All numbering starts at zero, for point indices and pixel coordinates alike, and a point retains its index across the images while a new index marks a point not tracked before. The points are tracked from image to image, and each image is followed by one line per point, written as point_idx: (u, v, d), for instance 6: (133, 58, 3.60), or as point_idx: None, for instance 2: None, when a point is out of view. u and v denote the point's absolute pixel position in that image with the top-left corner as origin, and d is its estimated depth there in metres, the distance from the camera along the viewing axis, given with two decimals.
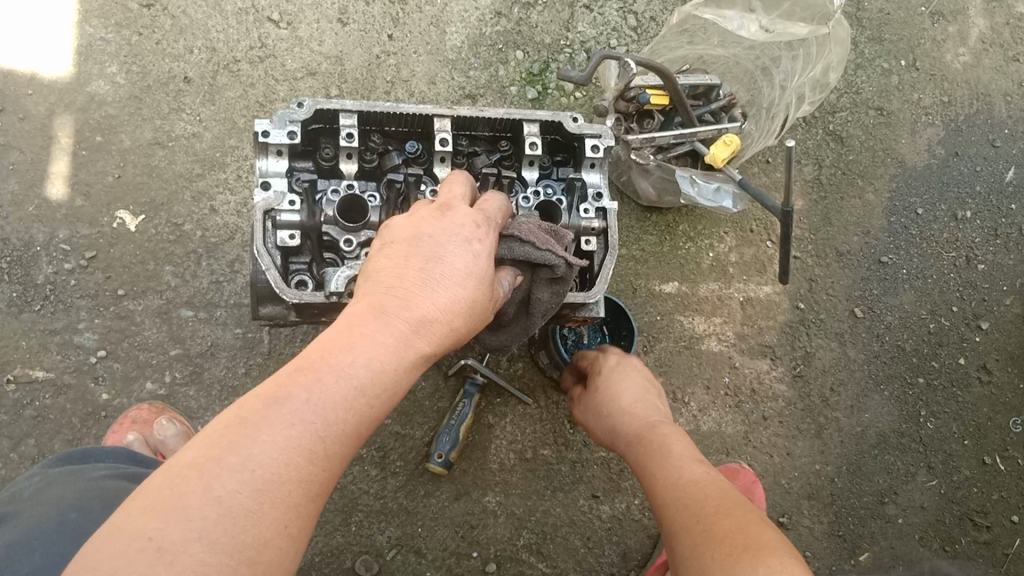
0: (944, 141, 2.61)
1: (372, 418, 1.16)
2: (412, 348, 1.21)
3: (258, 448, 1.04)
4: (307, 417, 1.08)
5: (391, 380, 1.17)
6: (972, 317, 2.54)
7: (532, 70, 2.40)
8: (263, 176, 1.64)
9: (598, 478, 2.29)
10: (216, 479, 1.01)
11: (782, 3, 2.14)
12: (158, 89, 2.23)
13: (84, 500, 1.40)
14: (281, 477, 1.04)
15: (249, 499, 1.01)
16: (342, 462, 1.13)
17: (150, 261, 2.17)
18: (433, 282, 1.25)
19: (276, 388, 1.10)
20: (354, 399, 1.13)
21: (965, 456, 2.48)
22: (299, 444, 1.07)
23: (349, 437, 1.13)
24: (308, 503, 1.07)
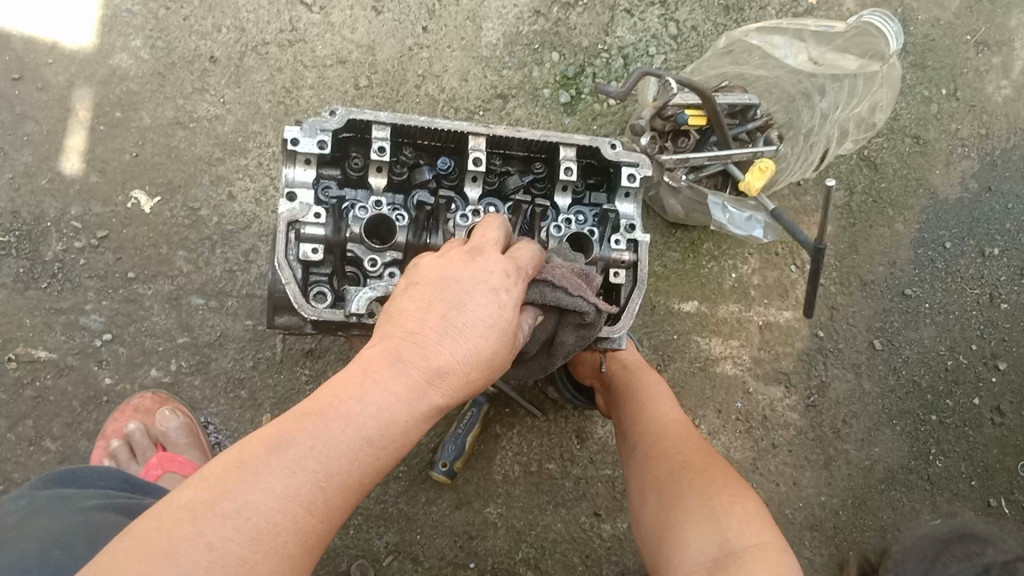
0: (979, 175, 2.55)
1: (379, 471, 1.10)
2: (426, 398, 1.14)
3: (256, 493, 0.98)
4: (311, 465, 1.02)
5: (401, 431, 1.11)
6: (990, 357, 2.50)
7: (568, 73, 2.33)
8: (289, 185, 1.60)
9: (601, 496, 2.27)
10: (209, 523, 0.95)
11: (836, 38, 2.07)
12: (183, 67, 2.16)
13: (70, 534, 1.39)
14: (277, 528, 0.98)
15: (240, 547, 0.95)
16: (344, 513, 1.07)
17: (163, 245, 2.12)
18: (453, 330, 1.19)
19: (280, 432, 1.04)
20: (361, 450, 1.06)
21: (970, 497, 2.46)
22: (298, 492, 1.00)
23: (353, 489, 1.07)
24: (302, 555, 1.01)
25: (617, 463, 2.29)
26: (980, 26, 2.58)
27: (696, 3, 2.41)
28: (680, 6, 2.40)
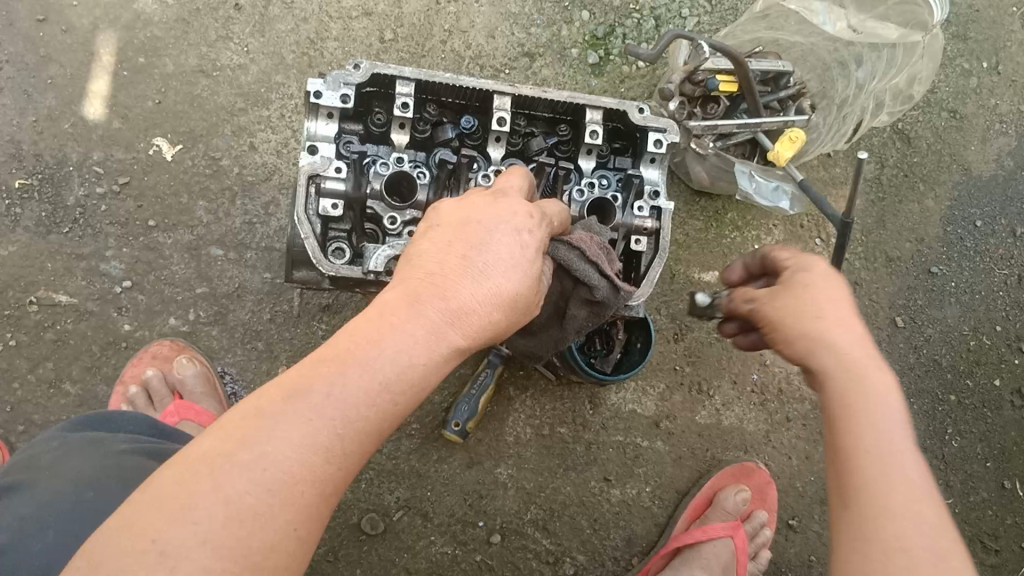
0: (1015, 153, 2.49)
1: (396, 418, 1.08)
2: (446, 343, 1.12)
3: (273, 444, 0.97)
4: (330, 415, 1.01)
5: (421, 378, 1.09)
6: (1014, 339, 2.47)
7: (597, 33, 2.28)
8: (310, 139, 1.58)
9: (612, 461, 2.28)
10: (225, 477, 0.93)
11: (876, 6, 2.01)
12: (208, 13, 2.15)
13: (106, 475, 1.40)
14: (295, 481, 0.96)
15: (259, 503, 0.94)
16: (361, 460, 1.05)
17: (184, 194, 2.12)
18: (473, 273, 1.17)
19: (297, 377, 1.03)
20: (378, 397, 1.05)
21: (985, 478, 2.46)
22: (315, 441, 0.99)
23: (370, 436, 1.05)
24: (324, 500, 1.00)
25: (628, 430, 2.29)
26: None
27: None
28: None
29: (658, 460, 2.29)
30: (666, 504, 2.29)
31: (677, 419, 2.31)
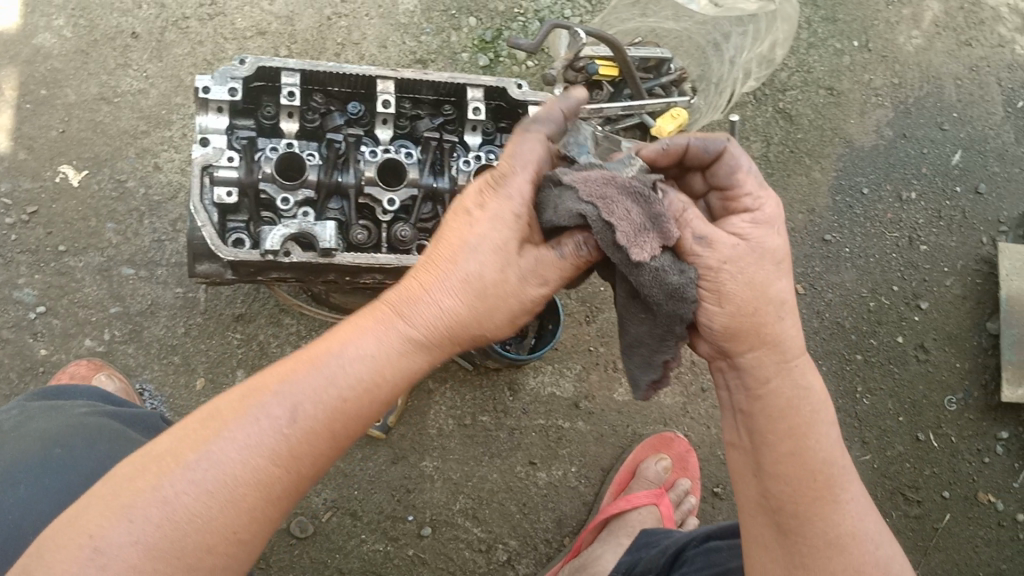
0: (892, 123, 2.64)
1: (361, 421, 1.10)
2: (405, 350, 1.14)
3: (223, 448, 1.02)
4: (280, 423, 1.04)
5: (378, 389, 1.11)
6: (911, 297, 2.61)
7: (485, 37, 2.40)
8: (202, 133, 1.65)
9: (535, 445, 2.34)
10: (169, 479, 1.00)
11: None
12: (106, 44, 2.22)
13: (70, 435, 1.42)
14: (237, 484, 1.02)
15: (195, 503, 1.00)
16: (319, 462, 1.08)
17: (92, 217, 2.16)
18: (455, 272, 1.14)
19: (261, 386, 1.07)
20: (330, 409, 1.07)
21: (899, 432, 2.56)
22: (260, 445, 1.03)
23: (326, 438, 1.07)
24: (266, 505, 1.04)
25: (549, 413, 2.36)
26: None
27: None
28: None
29: (581, 440, 2.38)
30: (592, 481, 2.37)
31: (596, 398, 2.40)
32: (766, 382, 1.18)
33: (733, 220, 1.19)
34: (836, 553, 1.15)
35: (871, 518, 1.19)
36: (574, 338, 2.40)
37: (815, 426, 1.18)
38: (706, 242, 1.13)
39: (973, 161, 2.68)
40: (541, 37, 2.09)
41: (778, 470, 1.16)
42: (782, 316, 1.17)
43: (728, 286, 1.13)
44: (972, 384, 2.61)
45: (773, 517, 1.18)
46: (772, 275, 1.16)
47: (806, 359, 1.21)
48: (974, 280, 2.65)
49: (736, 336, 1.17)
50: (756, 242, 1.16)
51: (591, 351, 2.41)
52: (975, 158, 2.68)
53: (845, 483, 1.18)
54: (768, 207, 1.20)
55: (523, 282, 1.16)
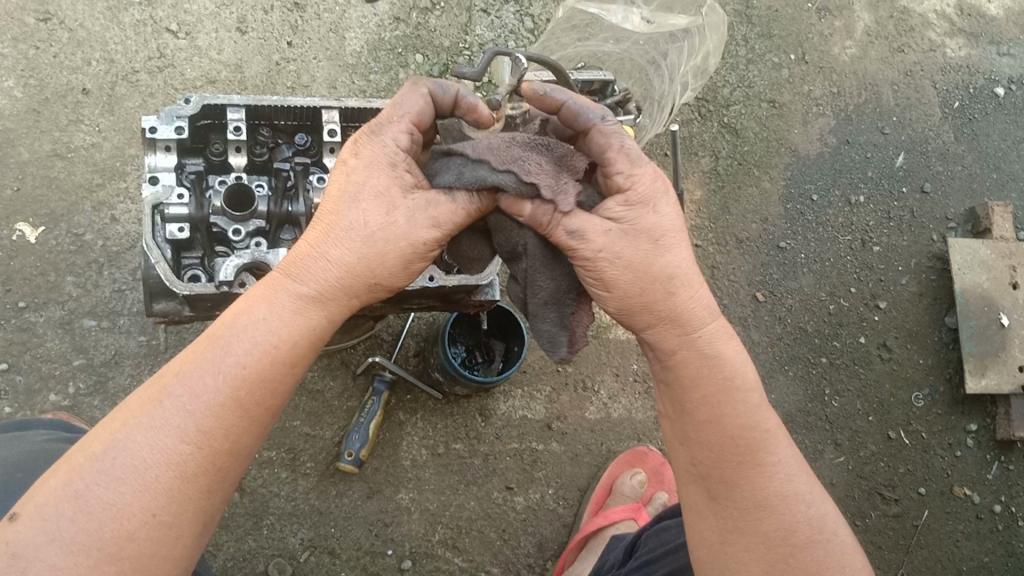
0: (835, 130, 2.73)
1: (266, 384, 1.17)
2: (300, 313, 1.21)
3: (130, 440, 1.13)
4: (183, 406, 1.14)
5: (277, 352, 1.18)
6: (870, 297, 2.66)
7: (433, 73, 2.46)
8: (151, 172, 1.66)
9: (511, 470, 2.33)
10: (82, 476, 1.11)
11: None
12: (57, 101, 2.23)
13: (31, 460, 1.52)
14: (146, 467, 1.12)
15: (105, 495, 1.11)
16: (233, 438, 1.16)
17: (51, 272, 2.16)
18: (333, 235, 1.20)
19: (164, 377, 1.17)
20: (227, 378, 1.15)
21: (870, 432, 2.58)
22: (161, 428, 1.13)
23: (232, 409, 1.16)
24: (178, 480, 1.13)
25: (522, 436, 2.36)
26: None
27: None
28: (532, 3, 2.58)
29: (556, 461, 2.38)
30: (570, 502, 2.36)
31: (568, 418, 2.41)
32: (674, 354, 1.29)
33: (609, 204, 1.23)
34: (767, 513, 1.31)
35: (800, 478, 1.34)
36: (541, 361, 2.42)
37: (731, 394, 1.29)
38: (580, 234, 1.20)
39: (915, 163, 2.77)
40: (484, 65, 1.98)
41: (701, 438, 1.30)
42: (677, 293, 1.25)
43: (610, 274, 1.21)
44: (937, 379, 2.65)
45: (704, 484, 1.32)
46: (655, 256, 1.22)
47: (717, 328, 1.30)
48: (928, 277, 2.71)
49: (636, 314, 1.26)
50: (632, 224, 1.22)
51: (559, 371, 2.43)
52: (918, 160, 2.77)
53: (769, 447, 1.32)
54: (642, 185, 1.24)
55: (414, 226, 1.20)
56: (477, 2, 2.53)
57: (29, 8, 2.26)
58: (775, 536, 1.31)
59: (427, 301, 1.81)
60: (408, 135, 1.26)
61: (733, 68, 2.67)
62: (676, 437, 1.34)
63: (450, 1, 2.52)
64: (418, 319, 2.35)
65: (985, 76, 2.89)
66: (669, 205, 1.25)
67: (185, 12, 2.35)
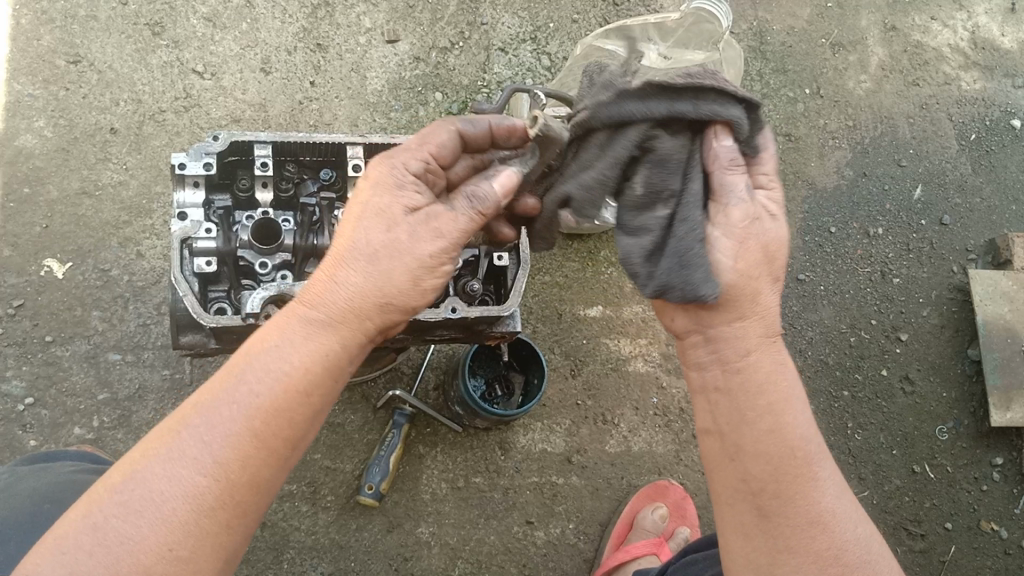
0: (852, 163, 2.75)
1: (283, 413, 1.18)
2: (317, 341, 1.24)
3: (149, 472, 1.13)
4: (201, 436, 1.15)
5: (294, 380, 1.20)
6: (891, 330, 2.64)
7: (452, 110, 2.50)
8: (180, 208, 1.69)
9: (531, 504, 2.33)
10: (100, 510, 1.11)
11: (675, 32, 2.27)
12: (85, 141, 2.29)
13: (57, 492, 1.52)
14: (163, 499, 1.12)
15: (124, 527, 1.10)
16: (251, 470, 1.16)
17: (77, 307, 2.20)
18: (346, 263, 1.27)
19: (184, 410, 1.18)
20: (243, 407, 1.16)
21: (895, 466, 2.55)
22: (180, 458, 1.14)
23: (248, 439, 1.16)
24: (197, 509, 1.12)
25: (542, 470, 2.36)
26: (831, 31, 2.82)
27: (565, 36, 2.65)
28: (549, 41, 2.62)
29: (576, 496, 2.37)
30: (591, 537, 2.35)
31: (588, 451, 2.40)
32: (743, 358, 1.30)
33: (741, 199, 1.28)
34: (819, 532, 1.25)
35: (845, 499, 1.30)
36: (561, 394, 2.41)
37: (792, 405, 1.29)
38: (729, 210, 1.24)
39: (934, 196, 2.77)
40: (501, 101, 1.99)
41: (761, 448, 1.26)
42: (763, 297, 1.30)
43: (729, 256, 1.25)
44: (961, 412, 2.62)
45: (754, 502, 1.27)
46: (762, 261, 1.27)
47: (776, 337, 1.33)
48: (949, 309, 2.69)
49: (721, 309, 1.29)
50: (761, 223, 1.27)
51: (579, 405, 2.42)
52: (936, 192, 2.77)
53: (821, 464, 1.28)
54: (773, 201, 1.30)
55: (417, 242, 1.27)
56: (495, 41, 2.58)
57: (60, 51, 2.33)
58: (828, 556, 1.24)
59: (448, 332, 1.83)
60: (420, 162, 1.34)
61: None
62: (726, 455, 1.30)
63: (469, 40, 2.57)
64: (439, 352, 2.37)
65: (1000, 109, 2.90)
66: (781, 225, 1.32)
67: (211, 53, 2.41)
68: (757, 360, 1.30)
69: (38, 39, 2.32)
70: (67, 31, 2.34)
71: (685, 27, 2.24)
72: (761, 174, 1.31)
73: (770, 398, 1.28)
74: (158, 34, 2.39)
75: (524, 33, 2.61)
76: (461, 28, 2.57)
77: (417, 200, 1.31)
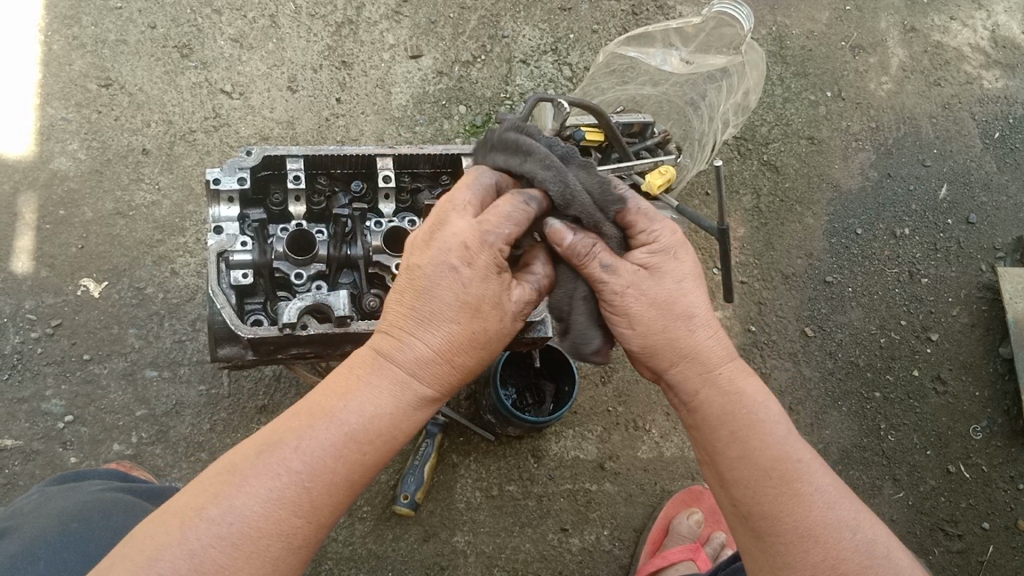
0: (876, 164, 2.75)
1: (374, 465, 1.24)
2: (408, 398, 1.27)
3: (243, 503, 1.15)
4: (298, 479, 1.17)
5: (386, 434, 1.25)
6: (921, 330, 2.64)
7: (476, 122, 2.53)
8: (216, 222, 1.72)
9: (566, 511, 2.33)
10: (194, 532, 1.12)
11: (698, 36, 2.25)
12: (118, 162, 2.33)
13: (85, 512, 1.55)
14: (259, 534, 1.14)
15: (220, 555, 1.12)
16: (335, 513, 1.21)
17: (114, 325, 2.23)
18: (432, 320, 1.28)
19: (274, 444, 1.19)
20: (346, 459, 1.20)
21: (929, 466, 2.53)
22: (281, 496, 1.16)
23: (343, 487, 1.20)
24: (293, 549, 1.16)
25: (575, 477, 2.36)
26: (851, 33, 2.84)
27: (585, 47, 2.67)
28: (570, 52, 2.65)
29: (610, 502, 2.37)
30: (626, 543, 2.35)
31: (620, 458, 2.40)
32: (696, 394, 1.36)
33: (634, 254, 1.39)
34: (811, 543, 1.26)
35: (844, 504, 1.30)
36: (592, 401, 2.42)
37: (756, 429, 1.31)
38: (613, 269, 1.34)
39: (959, 195, 2.77)
40: (527, 110, 1.91)
41: (736, 474, 1.30)
42: (693, 329, 1.36)
43: (634, 308, 1.34)
44: (995, 411, 2.60)
45: (748, 525, 1.30)
46: (679, 298, 1.36)
47: (733, 368, 1.38)
48: (979, 308, 2.68)
49: (657, 355, 1.36)
50: (659, 270, 1.37)
51: (610, 411, 2.43)
52: (961, 191, 2.77)
53: (805, 478, 1.29)
54: (664, 239, 1.40)
55: (512, 319, 1.32)
56: (517, 53, 2.61)
57: (92, 75, 2.37)
58: (824, 567, 1.25)
59: None
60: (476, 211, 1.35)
61: (770, 106, 2.71)
62: (717, 480, 1.34)
63: (491, 53, 2.60)
64: None
65: None
66: (689, 254, 1.40)
67: (238, 73, 2.45)
68: (710, 392, 1.35)
69: (71, 63, 2.37)
70: (97, 55, 2.39)
71: (708, 32, 2.23)
72: (637, 228, 1.40)
73: (731, 426, 1.32)
74: (186, 56, 2.43)
75: (545, 45, 2.64)
76: (483, 42, 2.60)
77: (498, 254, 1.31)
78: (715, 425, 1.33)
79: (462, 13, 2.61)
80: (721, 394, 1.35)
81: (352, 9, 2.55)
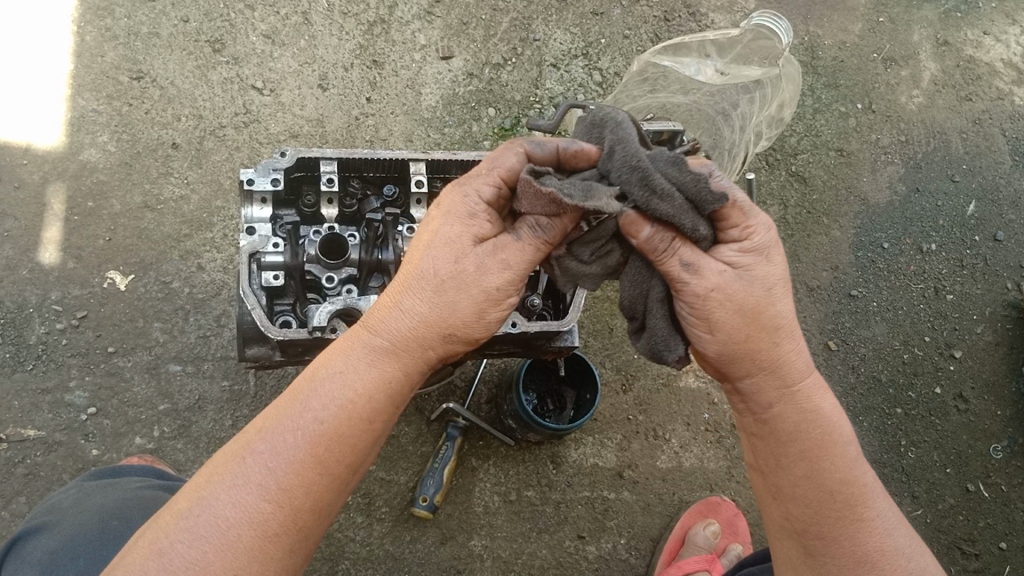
0: (904, 178, 2.73)
1: (346, 441, 1.20)
2: (376, 367, 1.24)
3: (215, 495, 1.17)
4: (265, 462, 1.17)
5: (357, 407, 1.21)
6: (945, 347, 2.62)
7: (505, 125, 2.53)
8: (248, 223, 1.72)
9: (583, 518, 2.34)
10: (168, 531, 1.16)
11: (734, 48, 2.30)
12: (147, 155, 2.33)
13: (124, 508, 1.55)
14: (228, 527, 1.15)
15: (189, 551, 1.14)
16: (314, 497, 1.19)
17: (140, 318, 2.24)
18: (407, 290, 1.25)
19: (254, 433, 1.21)
20: (310, 436, 1.19)
21: (948, 484, 2.52)
22: (244, 486, 1.17)
23: (314, 468, 1.18)
24: (273, 536, 1.16)
25: (593, 484, 2.36)
26: (883, 45, 2.81)
27: (616, 52, 2.65)
28: (601, 57, 2.64)
29: (628, 511, 2.37)
30: (643, 553, 2.35)
31: (639, 467, 2.40)
32: (771, 406, 1.33)
33: (725, 249, 1.30)
34: (869, 568, 1.32)
35: (899, 532, 1.36)
36: (612, 408, 2.42)
37: (829, 449, 1.32)
38: (694, 271, 1.26)
39: (987, 212, 2.75)
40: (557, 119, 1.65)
41: (801, 491, 1.33)
42: (778, 344, 1.30)
43: (717, 316, 1.26)
44: (1015, 431, 2.59)
45: (801, 540, 1.35)
46: (766, 305, 1.28)
47: (812, 382, 1.35)
48: (1004, 327, 2.67)
49: (737, 363, 1.31)
50: (747, 271, 1.28)
51: (630, 420, 2.42)
52: (989, 208, 2.76)
53: (868, 501, 1.34)
54: (761, 236, 1.29)
55: (484, 270, 1.23)
56: (547, 57, 2.61)
57: (124, 67, 2.37)
58: None
59: (506, 347, 1.84)
60: (493, 189, 1.29)
61: (801, 117, 2.70)
62: (770, 492, 1.38)
63: (522, 56, 2.59)
64: (491, 366, 2.38)
65: None
66: (779, 256, 1.31)
67: (270, 69, 2.45)
68: (783, 409, 1.33)
69: (102, 55, 2.37)
70: (130, 47, 2.39)
71: (745, 44, 2.28)
72: (730, 218, 1.30)
73: (803, 445, 1.32)
74: (218, 51, 2.43)
75: (576, 49, 2.63)
76: (514, 45, 2.59)
77: (486, 231, 1.27)
78: (787, 440, 1.33)
79: (495, 15, 2.60)
80: (795, 410, 1.33)
81: (385, 8, 2.54)
